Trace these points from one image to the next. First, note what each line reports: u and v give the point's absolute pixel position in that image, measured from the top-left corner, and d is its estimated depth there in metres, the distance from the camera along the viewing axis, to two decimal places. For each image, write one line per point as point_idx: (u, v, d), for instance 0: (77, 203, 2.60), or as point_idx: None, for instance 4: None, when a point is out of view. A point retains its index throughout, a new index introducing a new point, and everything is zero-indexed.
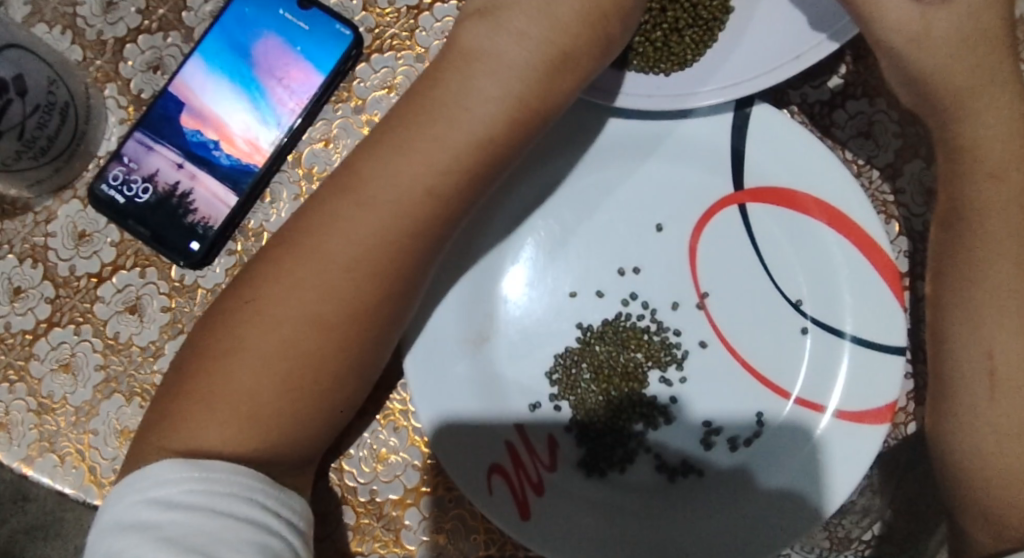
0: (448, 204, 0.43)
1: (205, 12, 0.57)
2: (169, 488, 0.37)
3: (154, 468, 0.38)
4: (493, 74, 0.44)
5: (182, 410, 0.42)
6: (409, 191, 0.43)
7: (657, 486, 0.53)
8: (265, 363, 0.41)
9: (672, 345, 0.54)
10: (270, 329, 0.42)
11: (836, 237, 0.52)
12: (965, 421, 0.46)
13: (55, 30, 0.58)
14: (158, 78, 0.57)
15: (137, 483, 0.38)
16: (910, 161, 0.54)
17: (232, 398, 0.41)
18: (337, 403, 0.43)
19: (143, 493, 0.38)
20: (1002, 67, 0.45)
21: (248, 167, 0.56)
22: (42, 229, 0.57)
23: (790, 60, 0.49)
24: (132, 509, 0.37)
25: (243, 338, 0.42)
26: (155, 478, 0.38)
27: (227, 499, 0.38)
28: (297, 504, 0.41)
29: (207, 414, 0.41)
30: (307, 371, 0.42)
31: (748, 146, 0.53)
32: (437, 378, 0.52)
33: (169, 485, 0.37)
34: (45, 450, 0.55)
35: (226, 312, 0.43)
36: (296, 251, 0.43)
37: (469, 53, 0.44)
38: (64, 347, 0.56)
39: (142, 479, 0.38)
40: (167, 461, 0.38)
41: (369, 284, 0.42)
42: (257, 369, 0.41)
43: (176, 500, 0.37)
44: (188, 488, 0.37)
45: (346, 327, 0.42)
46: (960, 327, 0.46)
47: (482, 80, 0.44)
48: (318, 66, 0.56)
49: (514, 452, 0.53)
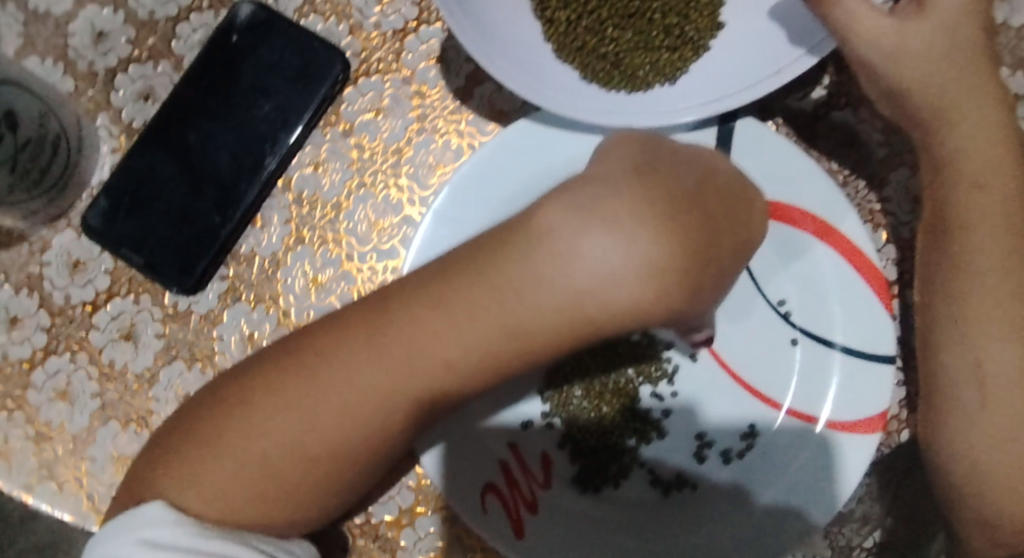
0: (449, 377, 0.39)
1: (193, 40, 0.58)
2: (160, 531, 0.39)
3: (145, 510, 0.39)
4: (570, 232, 0.37)
5: (168, 464, 0.42)
6: (404, 362, 0.39)
7: (650, 500, 0.54)
8: (231, 468, 0.40)
9: (663, 360, 0.54)
10: (247, 435, 0.40)
11: (823, 248, 0.52)
12: (957, 430, 0.46)
13: (47, 62, 0.58)
14: (149, 106, 0.58)
15: (126, 524, 0.39)
16: (895, 170, 0.55)
17: (199, 485, 0.40)
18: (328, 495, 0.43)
19: (137, 533, 0.39)
20: (981, 79, 0.45)
21: (237, 193, 0.56)
22: (37, 259, 0.57)
23: (771, 75, 0.48)
24: (122, 549, 0.38)
25: (212, 433, 0.41)
26: (148, 520, 0.39)
27: (223, 542, 0.39)
28: (290, 544, 0.43)
29: (195, 484, 0.40)
30: (280, 482, 0.41)
31: (735, 156, 0.52)
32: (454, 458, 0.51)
33: (160, 528, 0.39)
34: (44, 477, 0.56)
35: (207, 403, 0.42)
36: (266, 384, 0.41)
37: (546, 230, 0.37)
38: (61, 375, 0.57)
39: (133, 521, 0.39)
40: (158, 503, 0.40)
41: (363, 428, 0.40)
42: (220, 462, 0.40)
43: (167, 542, 0.38)
44: (181, 531, 0.39)
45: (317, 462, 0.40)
46: (951, 338, 0.47)
47: (622, 188, 0.38)
48: (307, 93, 0.56)
49: (507, 470, 0.53)
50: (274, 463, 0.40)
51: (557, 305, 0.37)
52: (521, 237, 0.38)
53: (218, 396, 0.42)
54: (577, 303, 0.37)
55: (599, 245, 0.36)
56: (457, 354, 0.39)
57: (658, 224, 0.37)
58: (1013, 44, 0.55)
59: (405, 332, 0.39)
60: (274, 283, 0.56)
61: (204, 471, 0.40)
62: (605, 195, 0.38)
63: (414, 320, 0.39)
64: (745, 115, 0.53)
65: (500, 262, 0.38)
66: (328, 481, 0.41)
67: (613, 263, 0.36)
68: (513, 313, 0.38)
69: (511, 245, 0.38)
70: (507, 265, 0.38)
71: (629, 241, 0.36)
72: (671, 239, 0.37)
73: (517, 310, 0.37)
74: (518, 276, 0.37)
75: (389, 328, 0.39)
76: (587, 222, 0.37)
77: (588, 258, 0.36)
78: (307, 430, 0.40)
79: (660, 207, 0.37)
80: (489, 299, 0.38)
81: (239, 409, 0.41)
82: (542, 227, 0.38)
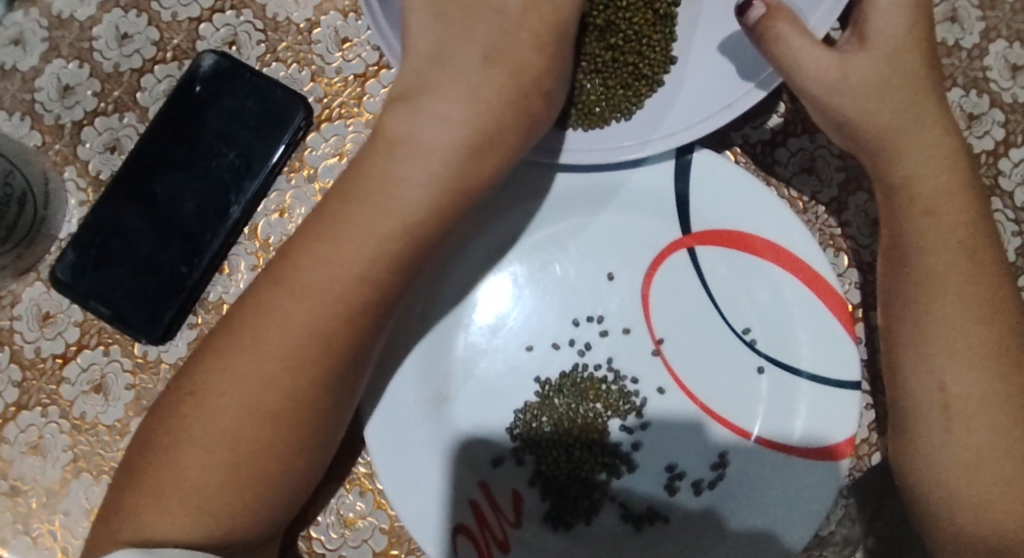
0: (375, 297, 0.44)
1: (158, 91, 0.59)
2: None
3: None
4: (415, 150, 0.44)
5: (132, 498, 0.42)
6: (314, 288, 0.43)
7: (623, 534, 0.54)
8: (197, 466, 0.42)
9: (630, 394, 0.54)
10: (204, 425, 0.42)
11: (784, 276, 0.53)
12: (922, 454, 0.46)
13: (14, 117, 0.59)
14: (116, 158, 0.59)
15: None
16: (854, 194, 0.55)
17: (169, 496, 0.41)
18: (282, 486, 0.44)
19: None
20: (925, 106, 0.46)
21: (203, 242, 0.56)
22: (8, 313, 0.58)
23: (722, 108, 0.49)
24: None
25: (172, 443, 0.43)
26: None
27: None
28: None
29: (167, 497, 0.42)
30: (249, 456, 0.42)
31: (692, 191, 0.53)
32: (406, 473, 0.51)
33: None
34: (19, 531, 0.56)
35: (160, 415, 0.44)
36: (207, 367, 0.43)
37: (392, 138, 0.45)
38: (33, 429, 0.57)
39: None
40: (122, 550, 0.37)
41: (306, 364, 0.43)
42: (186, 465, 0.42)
43: None
44: None
45: (279, 419, 0.43)
46: (912, 363, 0.47)
47: (454, 100, 0.45)
48: (272, 140, 0.57)
49: (479, 511, 0.53)
50: (235, 432, 0.42)
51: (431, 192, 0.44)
52: (374, 159, 0.45)
53: (164, 409, 0.44)
54: (449, 178, 0.44)
55: (433, 126, 0.44)
56: (361, 262, 0.43)
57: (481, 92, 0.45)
58: (964, 64, 0.56)
59: (313, 273, 0.43)
60: None
61: (170, 479, 0.42)
62: (438, 93, 0.45)
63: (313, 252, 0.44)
64: (701, 148, 0.53)
65: (357, 189, 0.44)
66: (297, 441, 0.43)
67: (448, 128, 0.44)
68: (392, 215, 0.44)
69: (365, 162, 0.45)
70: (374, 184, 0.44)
71: (460, 117, 0.45)
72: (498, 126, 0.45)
73: (383, 229, 0.44)
74: (385, 187, 0.44)
75: (295, 266, 0.44)
76: (430, 133, 0.44)
77: (433, 145, 0.44)
78: (256, 384, 0.42)
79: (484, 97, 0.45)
80: (360, 212, 0.44)
81: (185, 408, 0.43)
82: (390, 135, 0.45)
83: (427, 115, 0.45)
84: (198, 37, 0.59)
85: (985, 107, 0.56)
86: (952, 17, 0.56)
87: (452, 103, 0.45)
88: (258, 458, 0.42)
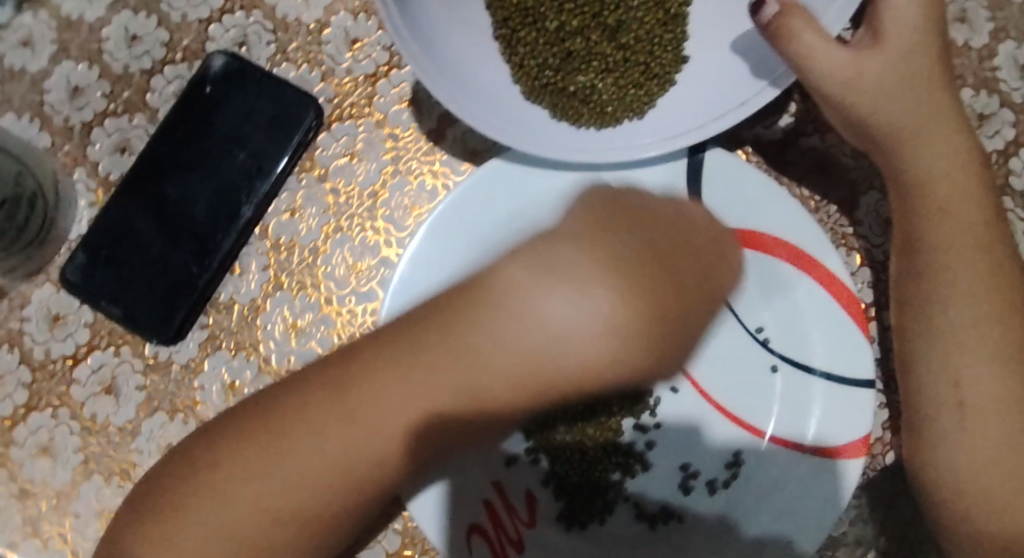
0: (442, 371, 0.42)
1: (168, 92, 0.59)
2: None
3: None
4: (553, 296, 0.42)
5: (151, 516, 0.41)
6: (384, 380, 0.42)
7: (637, 534, 0.54)
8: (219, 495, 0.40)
9: (646, 393, 0.53)
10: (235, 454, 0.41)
11: (797, 274, 0.52)
12: (939, 453, 0.46)
13: (23, 118, 0.59)
14: (125, 158, 0.59)
15: None
16: (865, 194, 0.55)
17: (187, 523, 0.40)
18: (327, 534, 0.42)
19: None
20: (940, 105, 0.46)
21: (214, 242, 0.56)
22: (17, 315, 0.57)
23: (735, 107, 0.49)
24: None
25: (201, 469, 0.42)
26: None
27: None
28: None
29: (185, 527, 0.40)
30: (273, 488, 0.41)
31: (705, 189, 0.53)
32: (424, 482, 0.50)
33: None
34: (29, 534, 0.56)
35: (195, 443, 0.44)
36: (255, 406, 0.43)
37: (484, 291, 0.44)
38: (43, 431, 0.56)
39: None
40: None
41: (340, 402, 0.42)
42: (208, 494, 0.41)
43: None
44: None
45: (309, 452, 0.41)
46: (927, 362, 0.47)
47: (574, 248, 0.44)
48: (282, 140, 0.57)
49: (493, 510, 0.52)
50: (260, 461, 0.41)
51: (517, 371, 0.42)
52: (478, 310, 0.43)
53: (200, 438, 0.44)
54: (540, 367, 0.42)
55: (560, 305, 0.42)
56: (484, 387, 0.42)
57: (624, 290, 0.43)
58: (974, 64, 0.56)
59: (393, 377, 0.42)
60: (253, 329, 0.57)
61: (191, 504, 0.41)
62: (531, 279, 0.43)
63: (400, 371, 0.42)
64: (713, 147, 0.54)
65: (448, 335, 0.42)
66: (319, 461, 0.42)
67: (585, 324, 0.42)
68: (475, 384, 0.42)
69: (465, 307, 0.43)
70: (466, 336, 0.42)
71: (594, 309, 0.42)
72: (633, 311, 0.43)
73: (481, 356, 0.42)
74: (482, 348, 0.42)
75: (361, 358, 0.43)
76: (567, 318, 0.42)
77: (561, 332, 0.42)
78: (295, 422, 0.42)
79: (621, 292, 0.42)
80: (446, 362, 0.42)
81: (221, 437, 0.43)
82: (495, 292, 0.43)
83: (552, 302, 0.42)
84: (208, 38, 0.59)
85: (995, 107, 0.56)
86: (961, 17, 0.57)
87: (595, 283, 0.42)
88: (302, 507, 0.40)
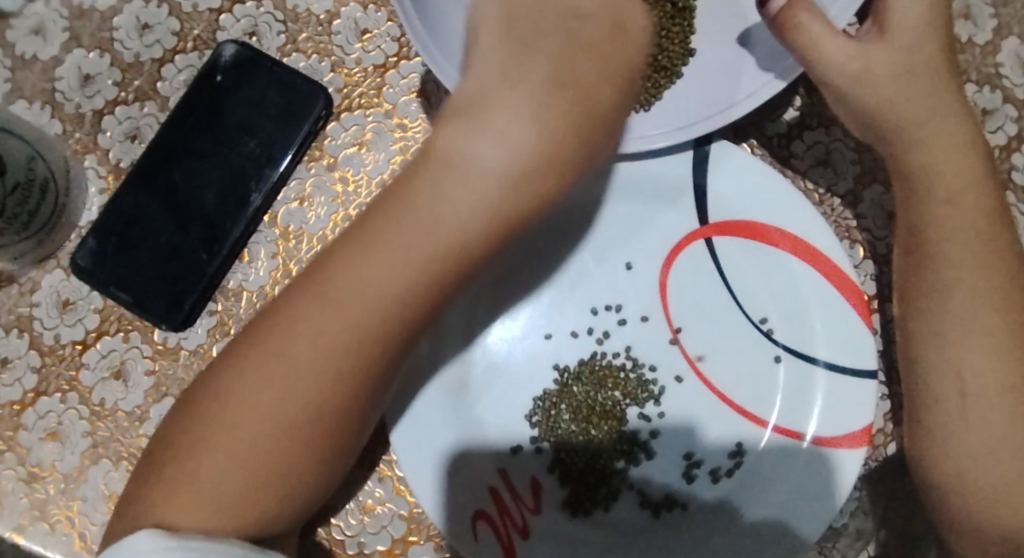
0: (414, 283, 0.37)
1: (179, 81, 0.59)
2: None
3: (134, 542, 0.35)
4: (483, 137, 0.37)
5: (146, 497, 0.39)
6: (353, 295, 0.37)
7: (642, 522, 0.54)
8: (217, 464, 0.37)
9: (649, 382, 0.55)
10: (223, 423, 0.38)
11: (801, 265, 0.53)
12: (941, 443, 0.47)
13: (34, 106, 0.59)
14: (136, 146, 0.59)
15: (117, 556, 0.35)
16: (869, 188, 0.56)
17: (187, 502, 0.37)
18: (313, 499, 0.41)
19: None
20: (944, 97, 0.47)
21: (224, 229, 0.57)
22: (27, 300, 0.58)
23: (741, 99, 0.50)
24: None
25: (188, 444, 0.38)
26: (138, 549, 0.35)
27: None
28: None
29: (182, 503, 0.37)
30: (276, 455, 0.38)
31: (710, 182, 0.54)
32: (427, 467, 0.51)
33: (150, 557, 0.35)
34: (36, 518, 0.56)
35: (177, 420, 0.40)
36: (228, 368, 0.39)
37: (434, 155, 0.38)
38: (52, 415, 0.57)
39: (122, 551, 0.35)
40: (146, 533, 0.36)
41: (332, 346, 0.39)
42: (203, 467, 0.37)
43: None
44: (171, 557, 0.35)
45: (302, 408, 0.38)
46: (930, 352, 0.47)
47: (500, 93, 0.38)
48: (292, 129, 0.57)
49: (498, 497, 0.53)
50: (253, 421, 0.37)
51: (479, 211, 0.37)
52: (415, 172, 0.38)
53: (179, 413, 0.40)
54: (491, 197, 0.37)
55: (483, 142, 0.37)
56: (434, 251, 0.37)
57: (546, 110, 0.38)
58: (978, 61, 0.57)
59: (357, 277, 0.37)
60: None
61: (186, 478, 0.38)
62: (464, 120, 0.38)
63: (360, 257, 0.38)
64: (719, 139, 0.54)
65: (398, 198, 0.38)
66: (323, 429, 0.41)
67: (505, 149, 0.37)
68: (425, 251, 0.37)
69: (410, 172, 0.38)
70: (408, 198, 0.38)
71: (511, 133, 0.37)
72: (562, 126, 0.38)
73: (437, 227, 0.37)
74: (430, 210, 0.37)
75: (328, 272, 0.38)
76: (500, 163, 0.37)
77: (487, 166, 0.37)
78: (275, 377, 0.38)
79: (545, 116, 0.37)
80: (397, 222, 0.38)
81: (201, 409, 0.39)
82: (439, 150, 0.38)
83: (487, 141, 0.37)
84: (219, 28, 0.59)
85: (998, 103, 0.57)
86: (965, 14, 0.57)
87: (522, 114, 0.37)
88: (284, 470, 0.38)
